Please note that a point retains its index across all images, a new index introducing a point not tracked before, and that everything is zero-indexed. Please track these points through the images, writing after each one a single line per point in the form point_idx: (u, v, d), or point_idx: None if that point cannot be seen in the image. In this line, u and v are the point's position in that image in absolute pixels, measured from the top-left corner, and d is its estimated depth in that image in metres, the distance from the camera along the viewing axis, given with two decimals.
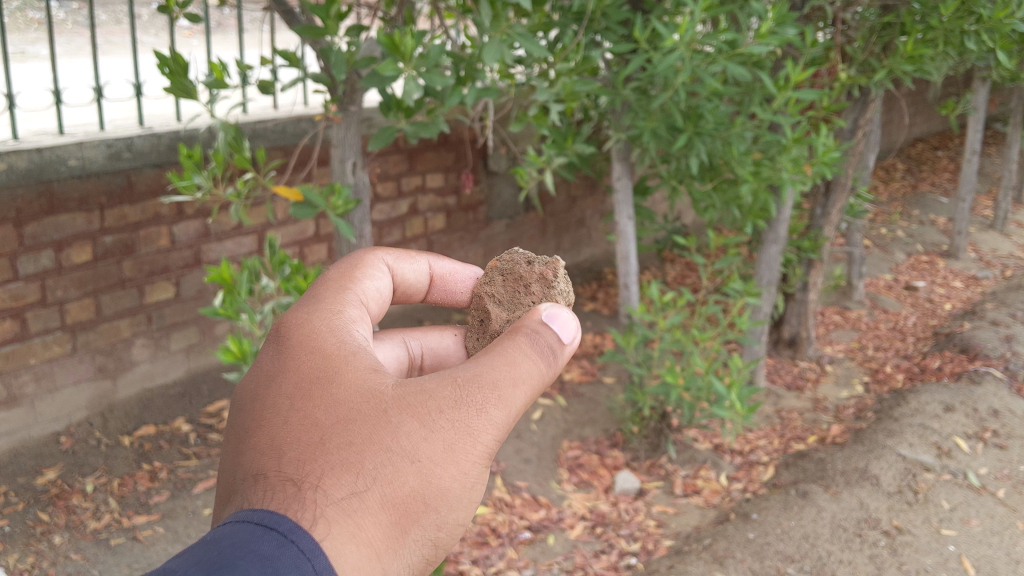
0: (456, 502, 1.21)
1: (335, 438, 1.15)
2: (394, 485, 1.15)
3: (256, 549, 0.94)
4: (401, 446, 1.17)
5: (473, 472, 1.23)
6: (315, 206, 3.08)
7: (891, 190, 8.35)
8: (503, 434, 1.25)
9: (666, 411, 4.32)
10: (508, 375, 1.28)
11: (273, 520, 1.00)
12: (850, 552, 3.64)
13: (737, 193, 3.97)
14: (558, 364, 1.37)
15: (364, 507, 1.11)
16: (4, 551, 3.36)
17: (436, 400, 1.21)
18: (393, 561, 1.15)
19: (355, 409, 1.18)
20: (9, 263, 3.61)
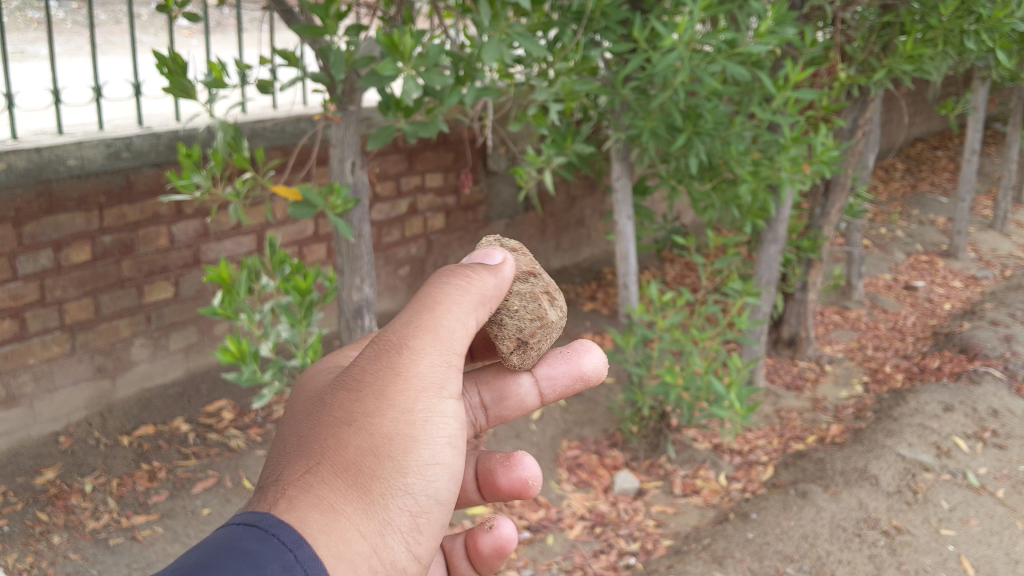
0: (411, 442, 1.29)
1: (290, 445, 1.25)
2: (343, 446, 1.23)
3: (240, 543, 0.99)
4: (339, 413, 1.27)
5: (418, 406, 1.30)
6: (314, 206, 3.08)
7: (890, 190, 8.35)
8: (437, 361, 1.34)
9: (665, 411, 4.32)
10: (422, 309, 1.38)
11: (256, 517, 1.06)
12: (850, 552, 3.65)
13: (737, 192, 3.96)
14: (477, 288, 1.46)
15: (316, 472, 1.19)
16: (3, 551, 3.36)
17: (361, 366, 1.32)
18: (371, 520, 1.22)
19: (301, 418, 1.30)
20: (8, 262, 3.61)
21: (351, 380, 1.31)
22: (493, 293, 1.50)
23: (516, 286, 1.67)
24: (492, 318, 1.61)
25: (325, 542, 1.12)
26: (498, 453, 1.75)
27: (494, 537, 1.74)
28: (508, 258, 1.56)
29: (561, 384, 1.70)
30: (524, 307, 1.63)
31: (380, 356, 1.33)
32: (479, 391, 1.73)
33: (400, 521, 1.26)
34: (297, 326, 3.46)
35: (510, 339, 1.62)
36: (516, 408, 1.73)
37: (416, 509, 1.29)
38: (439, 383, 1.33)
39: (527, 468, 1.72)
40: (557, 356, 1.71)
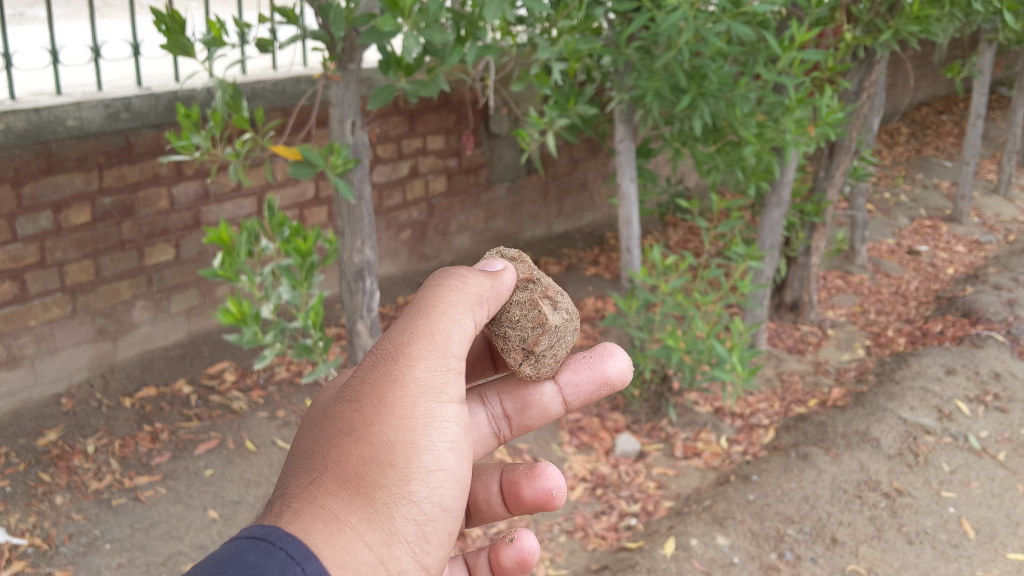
0: (412, 448, 1.33)
1: (298, 459, 1.30)
2: (345, 455, 1.28)
3: (248, 556, 1.04)
4: (341, 422, 1.32)
5: (416, 413, 1.35)
6: (314, 165, 3.05)
7: (895, 154, 8.31)
8: (434, 367, 1.39)
9: (666, 374, 4.33)
10: (417, 317, 1.43)
11: (265, 531, 1.11)
12: (850, 513, 3.71)
13: (741, 154, 3.93)
14: (475, 290, 1.52)
15: (319, 483, 1.25)
16: (6, 512, 3.38)
17: (360, 376, 1.38)
18: (377, 529, 1.26)
19: (306, 435, 1.36)
20: (7, 223, 3.59)
21: (352, 392, 1.36)
22: (490, 297, 1.56)
23: (516, 294, 1.70)
24: (496, 332, 1.69)
25: (331, 549, 1.16)
26: (522, 465, 1.78)
27: (516, 550, 1.75)
28: (508, 268, 1.63)
29: (583, 390, 1.75)
30: (525, 316, 1.68)
31: (379, 365, 1.38)
32: (501, 402, 1.80)
33: (406, 530, 1.30)
34: (297, 289, 3.45)
35: (516, 352, 1.68)
36: (541, 416, 1.79)
37: (421, 517, 1.33)
38: (438, 387, 1.39)
39: (550, 479, 1.74)
40: (575, 362, 1.76)
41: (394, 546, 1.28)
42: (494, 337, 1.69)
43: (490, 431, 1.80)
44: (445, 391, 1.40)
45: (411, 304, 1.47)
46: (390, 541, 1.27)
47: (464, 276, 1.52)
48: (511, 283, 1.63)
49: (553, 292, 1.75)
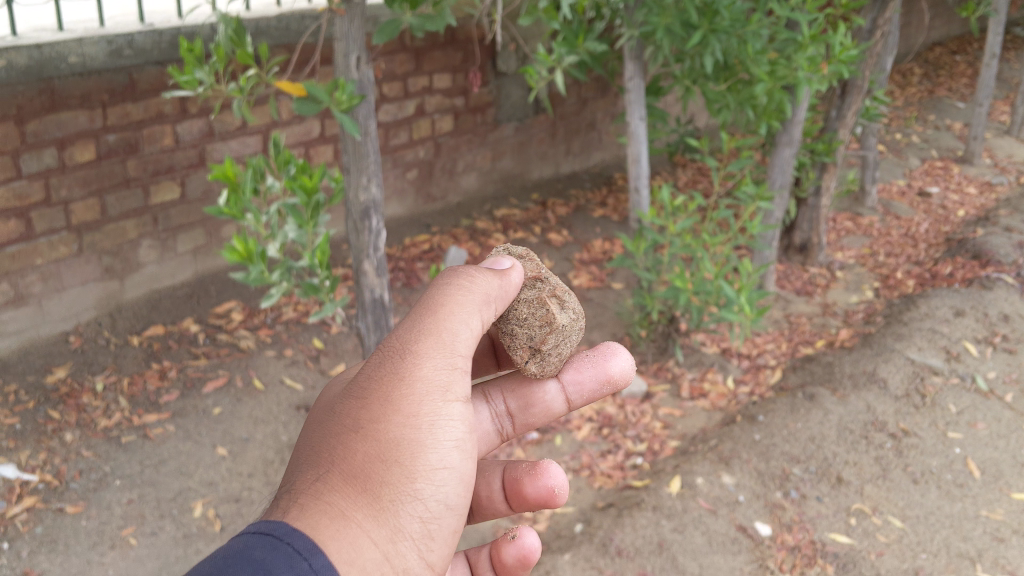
0: (418, 447, 1.35)
1: (305, 456, 1.32)
2: (352, 452, 1.29)
3: (256, 551, 1.04)
4: (349, 419, 1.34)
5: (422, 411, 1.37)
6: (319, 101, 3.01)
7: (907, 95, 8.21)
8: (440, 366, 1.41)
9: (674, 315, 4.30)
10: (423, 317, 1.46)
11: (272, 526, 1.11)
12: (856, 454, 3.80)
13: (752, 93, 3.87)
14: (480, 291, 1.55)
15: (327, 479, 1.26)
16: (16, 448, 3.42)
17: (367, 375, 1.40)
18: (385, 526, 1.27)
19: (312, 433, 1.37)
20: (12, 161, 3.56)
21: (360, 389, 1.38)
22: (497, 296, 1.58)
23: (524, 291, 1.73)
24: (503, 329, 1.71)
25: (338, 543, 1.17)
26: (525, 462, 1.78)
27: (517, 547, 1.77)
28: (516, 265, 1.66)
29: (586, 388, 1.78)
30: (533, 315, 1.70)
31: (387, 363, 1.40)
32: (504, 400, 1.83)
33: (412, 529, 1.31)
34: (303, 228, 3.44)
35: (522, 349, 1.71)
36: (543, 414, 1.82)
37: (427, 516, 1.34)
38: (443, 386, 1.40)
39: (553, 476, 1.73)
40: (579, 360, 1.79)
41: (400, 543, 1.28)
42: (502, 333, 1.72)
43: (494, 428, 1.83)
44: (451, 390, 1.42)
45: (418, 305, 1.49)
46: (396, 538, 1.28)
47: (470, 277, 1.55)
48: (518, 282, 1.67)
49: (560, 291, 1.78)
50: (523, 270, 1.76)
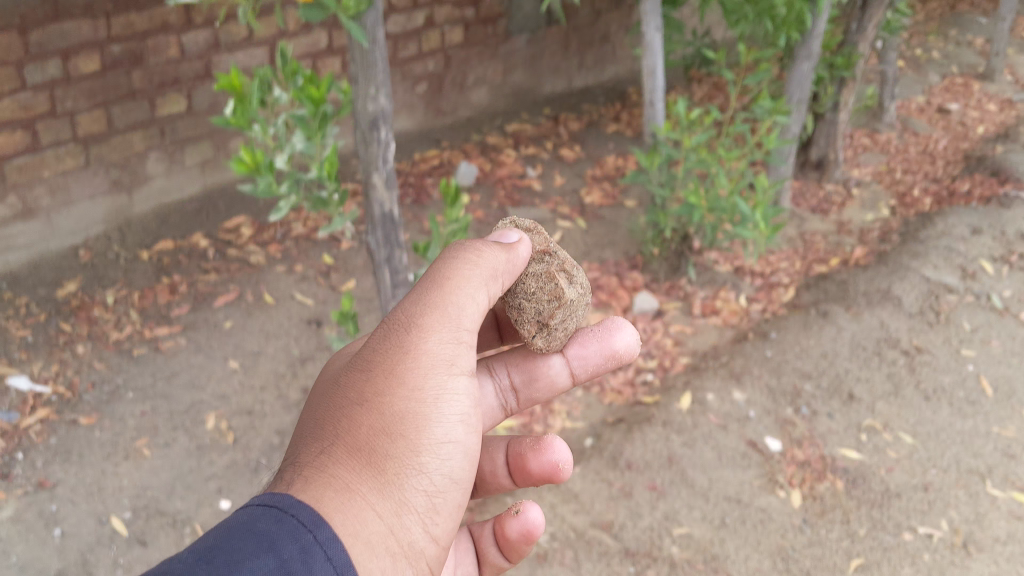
0: (421, 418, 1.52)
1: (320, 427, 1.50)
2: (359, 425, 1.47)
3: (259, 526, 1.20)
4: (357, 395, 1.52)
5: (424, 385, 1.55)
6: (325, 9, 2.90)
7: (928, 9, 8.03)
8: (443, 342, 1.58)
9: (687, 233, 4.17)
10: (429, 292, 1.64)
11: (277, 501, 1.28)
12: (869, 369, 3.86)
13: (772, 3, 3.73)
14: (485, 269, 1.72)
15: (337, 452, 1.44)
16: (29, 360, 3.49)
17: (375, 352, 1.58)
18: (390, 495, 1.43)
19: (326, 404, 1.56)
20: (15, 71, 3.50)
21: (368, 367, 1.56)
22: (499, 274, 1.75)
23: (532, 266, 1.92)
24: (514, 304, 1.92)
25: (344, 507, 1.33)
26: (528, 440, 2.00)
27: (521, 523, 1.91)
28: (524, 239, 1.85)
29: (587, 363, 2.04)
30: (541, 290, 1.90)
31: (393, 340, 1.58)
32: (509, 374, 2.10)
33: (416, 497, 1.47)
34: (311, 140, 3.39)
35: (532, 326, 1.92)
36: (547, 387, 2.09)
37: (429, 485, 1.51)
38: (444, 360, 1.58)
39: (558, 452, 1.95)
40: (580, 338, 2.04)
41: (404, 510, 1.45)
42: (513, 308, 1.93)
43: (499, 401, 2.11)
44: (452, 364, 1.60)
45: (423, 285, 1.67)
46: (401, 505, 1.44)
47: (475, 256, 1.72)
48: (525, 256, 1.86)
49: (567, 267, 1.98)
50: (532, 246, 1.96)
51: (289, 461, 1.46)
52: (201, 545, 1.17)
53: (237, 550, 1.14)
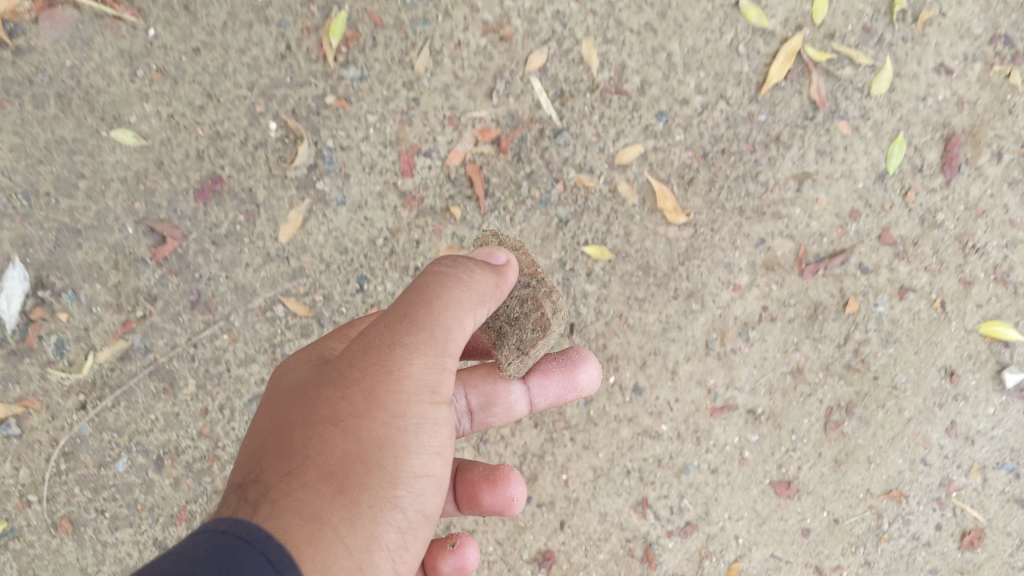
0: (401, 451, 1.05)
1: (267, 448, 1.06)
2: (328, 449, 1.03)
3: (198, 573, 0.84)
4: (321, 416, 1.05)
5: (405, 416, 1.05)
6: None
7: None
8: (434, 361, 1.07)
9: None
10: (419, 304, 1.08)
11: (241, 532, 0.92)
12: None
13: None
14: (490, 288, 1.13)
15: (298, 479, 1.01)
16: None
17: (347, 361, 1.08)
18: (361, 536, 1.00)
19: (281, 418, 1.10)
20: None
21: (338, 380, 1.07)
22: (502, 288, 1.16)
23: (517, 285, 1.28)
24: (490, 326, 1.29)
25: (307, 562, 0.93)
26: (481, 464, 1.43)
27: (455, 561, 1.37)
28: (512, 263, 1.19)
29: (551, 395, 1.49)
30: (527, 314, 1.26)
31: (371, 346, 1.06)
32: (465, 395, 1.47)
33: (390, 539, 1.03)
34: None
35: (508, 354, 1.25)
36: (503, 415, 1.50)
37: (407, 522, 1.06)
38: (432, 385, 1.07)
39: (514, 488, 1.40)
40: (550, 362, 1.47)
41: (375, 551, 1.02)
42: (486, 331, 1.30)
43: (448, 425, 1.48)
44: (440, 390, 1.09)
45: (409, 290, 1.12)
46: (373, 543, 1.01)
47: (472, 267, 1.13)
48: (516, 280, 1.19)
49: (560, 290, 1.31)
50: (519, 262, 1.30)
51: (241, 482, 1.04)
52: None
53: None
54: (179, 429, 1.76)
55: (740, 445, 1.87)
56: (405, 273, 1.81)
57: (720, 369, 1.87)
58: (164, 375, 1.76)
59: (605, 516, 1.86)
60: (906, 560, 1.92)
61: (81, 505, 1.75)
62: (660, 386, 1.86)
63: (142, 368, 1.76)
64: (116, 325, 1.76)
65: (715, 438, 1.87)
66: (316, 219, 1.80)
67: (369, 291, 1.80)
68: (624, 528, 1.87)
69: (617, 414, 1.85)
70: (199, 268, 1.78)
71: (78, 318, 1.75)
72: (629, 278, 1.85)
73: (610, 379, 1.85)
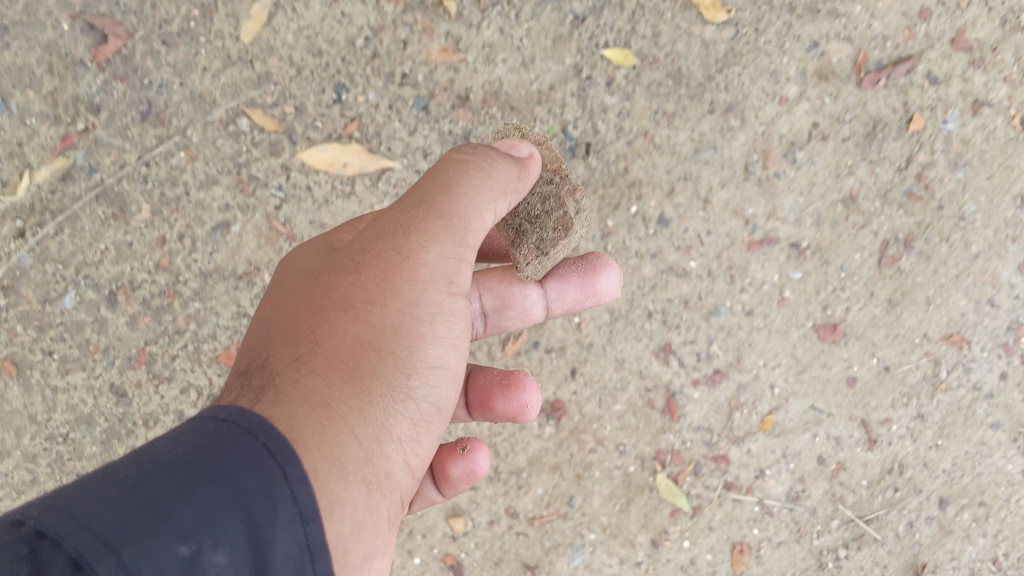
0: (415, 341, 0.89)
1: (270, 337, 0.92)
2: (335, 336, 0.88)
3: (197, 460, 0.70)
4: (332, 301, 0.90)
5: (419, 304, 0.89)
6: None
7: None
8: (454, 247, 0.91)
9: None
10: (438, 181, 0.92)
11: (241, 416, 0.77)
12: None
13: None
14: (517, 174, 0.95)
15: (302, 368, 0.86)
16: None
17: (360, 245, 0.92)
18: (370, 429, 0.85)
19: (285, 305, 0.94)
20: None
21: (351, 264, 0.91)
22: (527, 182, 0.97)
23: (537, 181, 1.08)
24: (508, 223, 1.10)
25: (315, 450, 0.79)
26: (493, 367, 1.23)
27: (463, 467, 1.16)
28: (537, 155, 0.98)
29: (569, 300, 1.27)
30: (549, 212, 1.07)
31: (386, 229, 0.91)
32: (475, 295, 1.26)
33: (401, 432, 0.89)
34: None
35: (526, 255, 1.08)
36: (517, 320, 1.29)
37: (419, 416, 0.91)
38: (450, 275, 0.91)
39: (529, 394, 1.21)
40: (566, 266, 1.24)
41: (387, 444, 0.87)
42: (505, 229, 1.12)
43: None
44: (459, 283, 0.93)
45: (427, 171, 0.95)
46: (385, 434, 0.86)
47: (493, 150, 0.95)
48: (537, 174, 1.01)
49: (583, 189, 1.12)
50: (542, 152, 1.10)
51: (245, 369, 0.89)
52: (108, 476, 0.67)
53: (195, 478, 0.68)
54: (133, 261, 1.54)
55: (780, 284, 1.62)
56: (390, 80, 1.53)
57: (761, 198, 1.60)
58: (113, 199, 1.52)
59: (622, 364, 1.63)
60: (965, 413, 1.66)
61: (27, 347, 1.56)
62: (690, 216, 1.59)
63: (87, 191, 1.52)
64: (54, 140, 1.50)
65: (752, 276, 1.61)
66: (283, 16, 1.50)
67: (349, 102, 1.53)
68: (644, 376, 1.64)
69: (639, 249, 1.60)
70: (148, 73, 1.50)
71: (9, 132, 1.50)
72: (656, 87, 1.56)
73: (632, 209, 1.59)
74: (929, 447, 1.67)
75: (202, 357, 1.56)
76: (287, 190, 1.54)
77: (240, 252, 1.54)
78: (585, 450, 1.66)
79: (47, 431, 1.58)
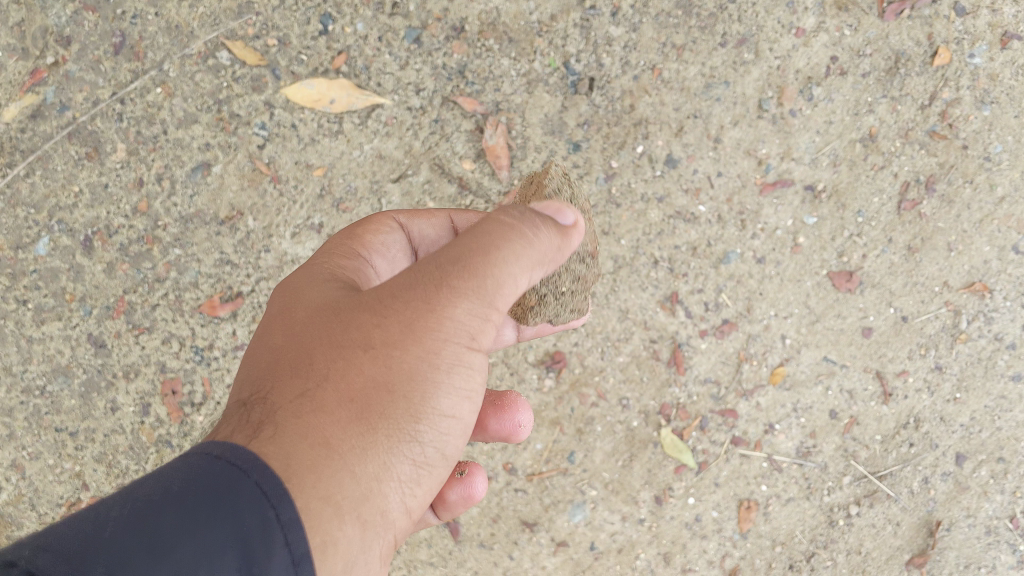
0: (428, 388, 0.79)
1: (276, 361, 0.82)
2: (350, 371, 0.78)
3: (186, 503, 0.64)
4: (350, 337, 0.79)
5: (439, 352, 0.79)
6: None
7: None
8: (485, 302, 0.81)
9: None
10: (478, 236, 0.82)
11: (235, 452, 0.69)
12: None
13: None
14: (556, 245, 0.87)
15: (306, 401, 0.76)
16: None
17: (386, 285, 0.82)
18: (372, 469, 0.75)
19: (293, 329, 0.84)
20: None
21: (374, 301, 0.81)
22: (567, 254, 0.89)
23: (575, 262, 1.06)
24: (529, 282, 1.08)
25: (309, 487, 0.70)
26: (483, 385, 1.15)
27: (460, 493, 1.09)
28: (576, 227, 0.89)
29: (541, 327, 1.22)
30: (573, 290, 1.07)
31: (418, 273, 0.80)
32: None
33: (401, 471, 0.78)
34: None
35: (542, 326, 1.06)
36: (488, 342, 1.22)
37: (424, 460, 0.80)
38: (476, 331, 0.81)
39: (521, 416, 1.14)
40: None
41: (388, 484, 0.77)
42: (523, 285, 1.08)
43: None
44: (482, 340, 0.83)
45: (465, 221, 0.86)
46: (386, 472, 0.76)
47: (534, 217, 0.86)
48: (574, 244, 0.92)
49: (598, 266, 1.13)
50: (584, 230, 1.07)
51: (244, 399, 0.79)
52: (101, 512, 0.63)
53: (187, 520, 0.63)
54: (109, 204, 1.46)
55: (793, 229, 1.53)
56: (380, 10, 1.43)
57: (775, 136, 1.51)
58: (87, 138, 1.44)
59: (626, 314, 1.55)
60: (986, 364, 1.58)
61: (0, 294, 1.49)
62: (699, 157, 1.51)
63: (59, 129, 1.44)
64: (23, 75, 1.42)
65: (764, 221, 1.53)
66: None
67: (336, 34, 1.43)
68: (648, 327, 1.56)
69: (644, 192, 1.51)
70: (121, 3, 1.41)
71: None
72: (665, 18, 1.47)
73: (638, 148, 1.50)
74: (947, 401, 1.59)
75: (183, 306, 1.48)
76: (270, 128, 1.45)
77: (222, 194, 1.46)
78: (586, 404, 1.58)
79: (23, 383, 1.51)
